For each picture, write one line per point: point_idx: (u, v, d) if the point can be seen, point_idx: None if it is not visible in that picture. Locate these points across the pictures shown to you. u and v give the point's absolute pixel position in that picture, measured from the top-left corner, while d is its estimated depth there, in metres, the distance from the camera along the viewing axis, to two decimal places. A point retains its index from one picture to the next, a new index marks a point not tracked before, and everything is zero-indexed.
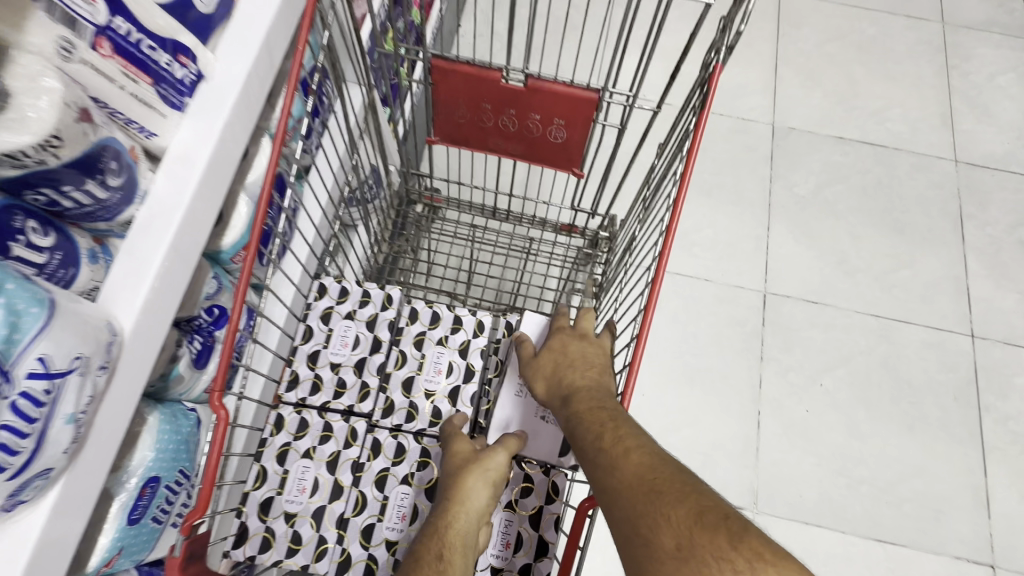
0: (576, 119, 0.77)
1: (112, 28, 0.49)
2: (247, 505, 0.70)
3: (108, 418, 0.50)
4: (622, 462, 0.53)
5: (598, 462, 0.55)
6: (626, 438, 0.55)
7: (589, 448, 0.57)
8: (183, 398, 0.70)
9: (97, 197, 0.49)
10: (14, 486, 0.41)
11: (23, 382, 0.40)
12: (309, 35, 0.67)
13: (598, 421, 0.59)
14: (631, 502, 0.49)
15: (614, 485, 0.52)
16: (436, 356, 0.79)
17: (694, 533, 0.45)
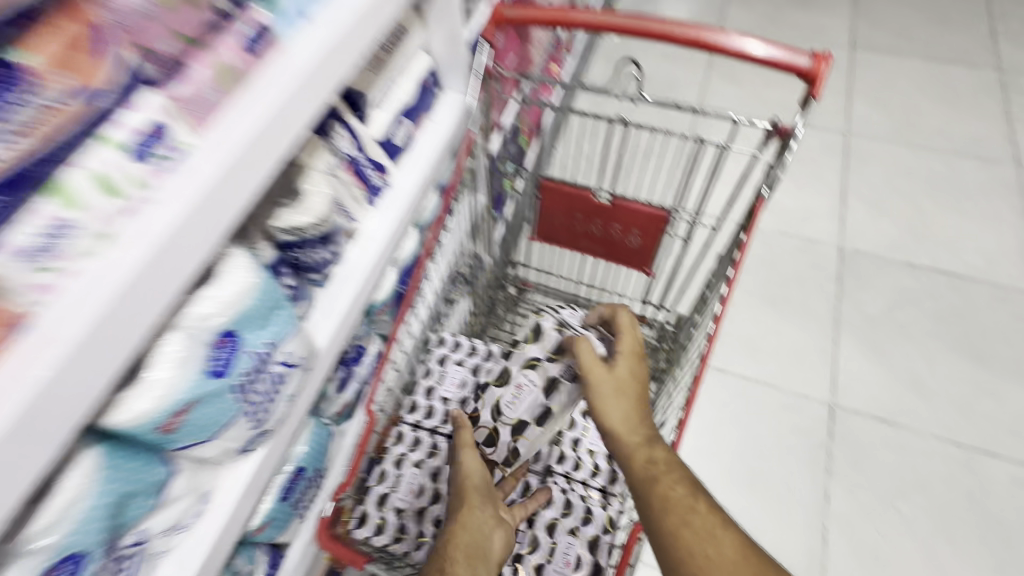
0: (648, 230, 0.98)
1: (354, 157, 0.78)
2: (368, 496, 0.86)
3: (298, 408, 0.71)
4: (719, 535, 0.64)
5: (692, 525, 0.65)
6: (717, 516, 0.66)
7: (682, 508, 0.66)
8: (327, 413, 0.92)
9: (323, 257, 0.75)
10: (250, 437, 0.62)
11: (279, 361, 0.61)
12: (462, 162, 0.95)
13: (682, 485, 0.69)
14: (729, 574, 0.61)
15: (710, 555, 0.62)
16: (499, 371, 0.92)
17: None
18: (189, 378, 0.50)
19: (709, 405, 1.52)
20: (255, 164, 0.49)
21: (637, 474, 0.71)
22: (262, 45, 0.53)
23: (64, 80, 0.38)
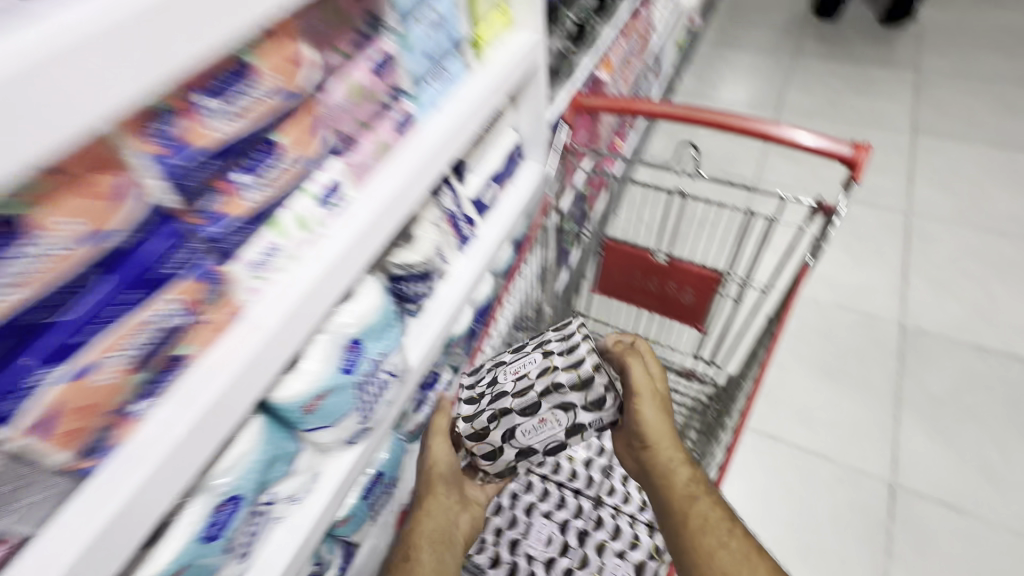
0: (701, 288, 1.08)
1: (453, 211, 0.94)
2: None
3: (390, 415, 0.83)
4: (747, 558, 0.74)
5: (726, 545, 0.75)
6: (750, 543, 0.76)
7: (719, 530, 0.77)
8: (404, 431, 1.03)
9: (421, 292, 0.90)
10: (356, 432, 0.75)
11: (386, 369, 0.74)
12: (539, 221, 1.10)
13: (716, 510, 0.80)
14: None
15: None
16: (511, 368, 0.86)
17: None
18: (329, 372, 0.65)
19: (759, 471, 1.51)
20: (395, 213, 0.65)
21: (675, 493, 0.82)
22: (406, 127, 0.71)
23: (296, 151, 0.56)
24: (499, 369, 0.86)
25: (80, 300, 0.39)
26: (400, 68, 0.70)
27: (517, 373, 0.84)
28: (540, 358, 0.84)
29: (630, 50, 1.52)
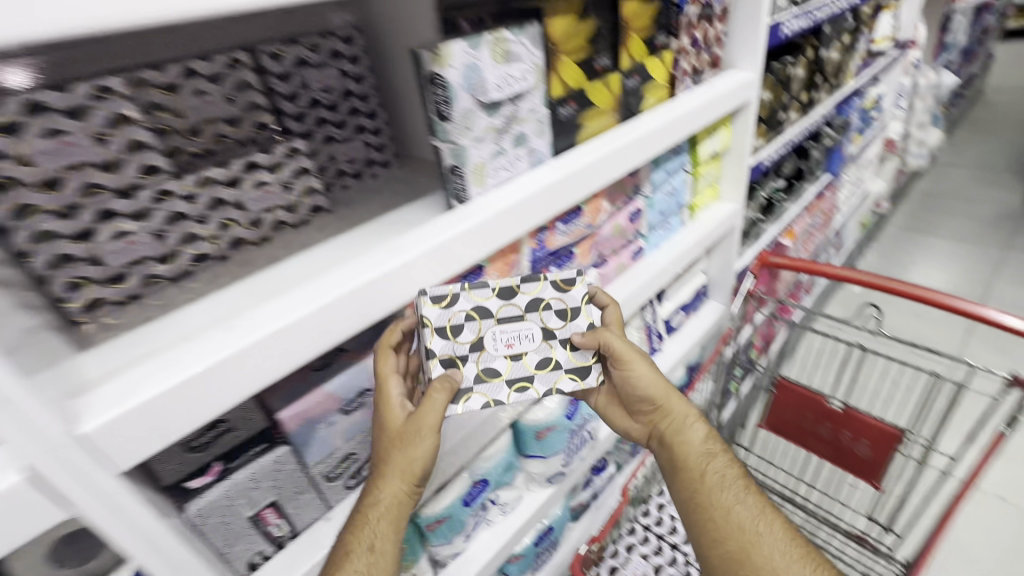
0: (879, 442, 1.10)
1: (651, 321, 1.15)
2: (602, 566, 1.12)
3: (576, 476, 1.01)
4: (764, 518, 0.70)
5: (744, 504, 0.71)
6: (764, 500, 0.72)
7: (734, 486, 0.72)
8: (571, 502, 1.08)
9: None
10: (557, 473, 0.94)
11: (588, 428, 0.97)
12: (722, 347, 1.26)
13: (734, 472, 0.74)
14: (768, 527, 0.69)
15: (758, 534, 0.68)
16: (504, 330, 0.64)
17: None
18: (561, 414, 0.87)
19: None
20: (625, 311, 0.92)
21: (693, 453, 0.75)
22: (636, 255, 1.02)
23: (581, 260, 0.86)
24: (484, 323, 0.63)
25: None
26: (644, 218, 1.00)
27: (511, 345, 0.64)
28: (541, 339, 0.64)
29: (810, 224, 1.69)
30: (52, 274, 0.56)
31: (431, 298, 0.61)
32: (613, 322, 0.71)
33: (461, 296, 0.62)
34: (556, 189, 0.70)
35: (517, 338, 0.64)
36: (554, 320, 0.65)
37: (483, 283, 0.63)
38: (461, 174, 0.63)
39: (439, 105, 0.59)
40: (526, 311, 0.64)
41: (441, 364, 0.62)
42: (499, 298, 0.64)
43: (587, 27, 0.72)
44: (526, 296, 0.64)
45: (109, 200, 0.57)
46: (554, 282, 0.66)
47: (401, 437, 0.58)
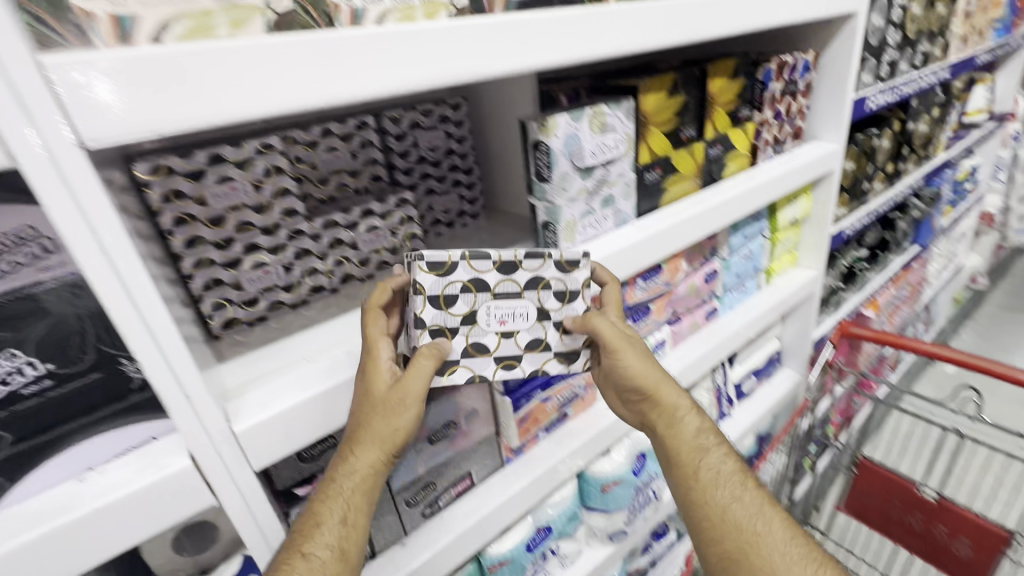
0: (981, 543, 1.00)
1: (720, 384, 1.13)
2: None
3: (637, 538, 0.98)
4: (766, 517, 0.62)
5: (742, 501, 0.63)
6: (764, 496, 0.64)
7: (731, 483, 0.64)
8: (629, 567, 1.05)
9: None
10: (620, 532, 0.92)
11: (653, 487, 0.95)
12: (798, 419, 1.20)
13: (733, 468, 0.66)
14: (771, 528, 0.61)
15: (759, 533, 0.60)
16: (499, 306, 0.56)
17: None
18: (627, 469, 0.87)
19: None
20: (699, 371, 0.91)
21: (687, 449, 0.66)
22: (710, 315, 1.02)
23: (656, 316, 0.88)
24: (480, 297, 0.55)
25: None
26: (720, 279, 1.01)
27: (504, 322, 0.58)
28: (537, 321, 0.58)
29: (895, 296, 1.61)
30: (203, 295, 0.66)
31: (427, 264, 0.53)
32: (612, 307, 0.64)
33: (460, 265, 0.54)
34: (640, 249, 0.74)
35: (511, 315, 0.57)
36: (552, 301, 0.58)
37: (485, 254, 0.53)
38: (554, 229, 0.69)
39: (541, 168, 0.65)
40: (524, 287, 0.57)
41: (432, 335, 0.55)
42: (499, 273, 0.55)
43: (675, 102, 0.77)
44: (527, 271, 0.56)
45: (255, 236, 0.68)
46: (558, 263, 0.57)
47: (380, 405, 0.51)
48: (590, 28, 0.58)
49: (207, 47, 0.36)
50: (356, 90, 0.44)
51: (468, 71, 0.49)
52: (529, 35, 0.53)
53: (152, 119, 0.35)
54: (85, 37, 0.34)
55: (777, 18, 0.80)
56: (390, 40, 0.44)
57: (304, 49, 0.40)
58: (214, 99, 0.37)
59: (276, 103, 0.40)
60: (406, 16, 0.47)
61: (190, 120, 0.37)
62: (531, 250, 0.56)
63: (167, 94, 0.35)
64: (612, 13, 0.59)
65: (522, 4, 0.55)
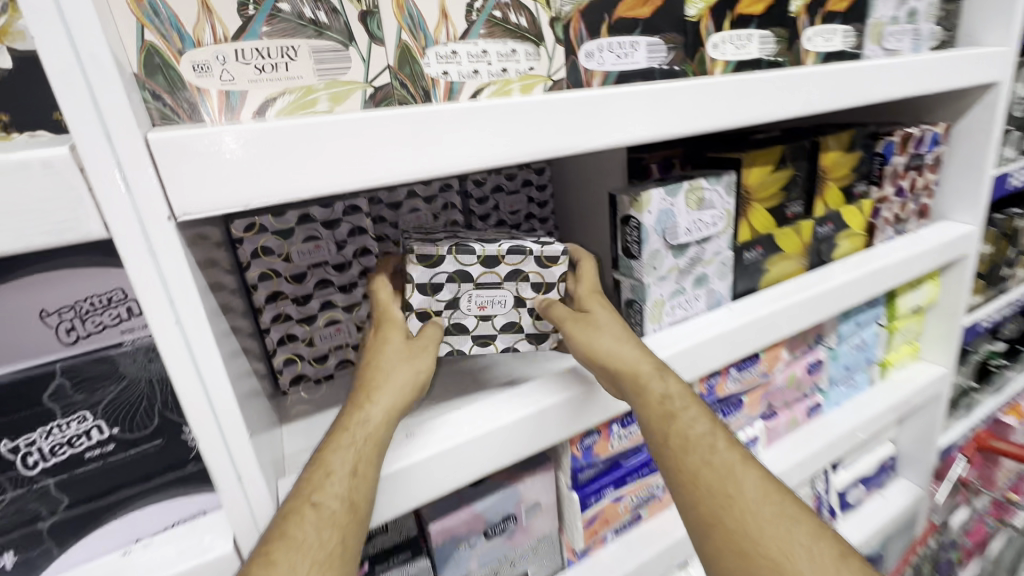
0: None
1: (821, 492, 0.97)
2: None
3: None
4: (741, 481, 0.48)
5: (711, 461, 0.49)
6: (737, 448, 0.50)
7: (705, 446, 0.50)
8: None
9: None
10: None
11: None
12: (921, 547, 0.99)
13: (704, 419, 0.52)
14: (756, 509, 0.47)
15: (734, 498, 0.47)
16: (481, 295, 0.54)
17: (841, 568, 0.43)
18: None
19: None
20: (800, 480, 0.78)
21: (662, 409, 0.51)
22: (813, 411, 0.89)
23: (748, 409, 0.77)
24: (463, 287, 0.53)
25: (634, 461, 0.65)
26: (825, 370, 0.88)
27: (485, 309, 0.55)
28: (515, 309, 0.55)
29: None
30: (276, 348, 0.66)
31: (416, 255, 0.51)
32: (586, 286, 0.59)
33: (447, 258, 0.51)
34: (738, 336, 0.65)
35: (492, 303, 0.55)
36: (531, 292, 0.55)
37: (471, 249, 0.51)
38: (638, 308, 0.63)
39: (630, 243, 0.61)
40: (505, 278, 0.54)
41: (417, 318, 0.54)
42: (483, 265, 0.53)
43: (781, 176, 0.70)
44: (510, 265, 0.53)
45: (332, 293, 0.68)
46: (540, 258, 0.53)
47: (393, 355, 0.49)
48: (693, 100, 0.54)
49: (305, 124, 0.36)
50: (445, 164, 0.42)
51: (561, 145, 0.47)
52: (627, 109, 0.49)
53: (244, 191, 0.34)
54: (196, 113, 0.35)
55: (904, 88, 0.72)
56: (484, 114, 0.42)
57: (399, 125, 0.39)
58: (305, 173, 0.36)
59: (365, 176, 0.39)
60: (502, 90, 0.46)
61: (280, 193, 0.36)
62: (516, 244, 0.53)
63: (261, 167, 0.35)
64: (718, 86, 0.55)
65: (621, 77, 0.53)
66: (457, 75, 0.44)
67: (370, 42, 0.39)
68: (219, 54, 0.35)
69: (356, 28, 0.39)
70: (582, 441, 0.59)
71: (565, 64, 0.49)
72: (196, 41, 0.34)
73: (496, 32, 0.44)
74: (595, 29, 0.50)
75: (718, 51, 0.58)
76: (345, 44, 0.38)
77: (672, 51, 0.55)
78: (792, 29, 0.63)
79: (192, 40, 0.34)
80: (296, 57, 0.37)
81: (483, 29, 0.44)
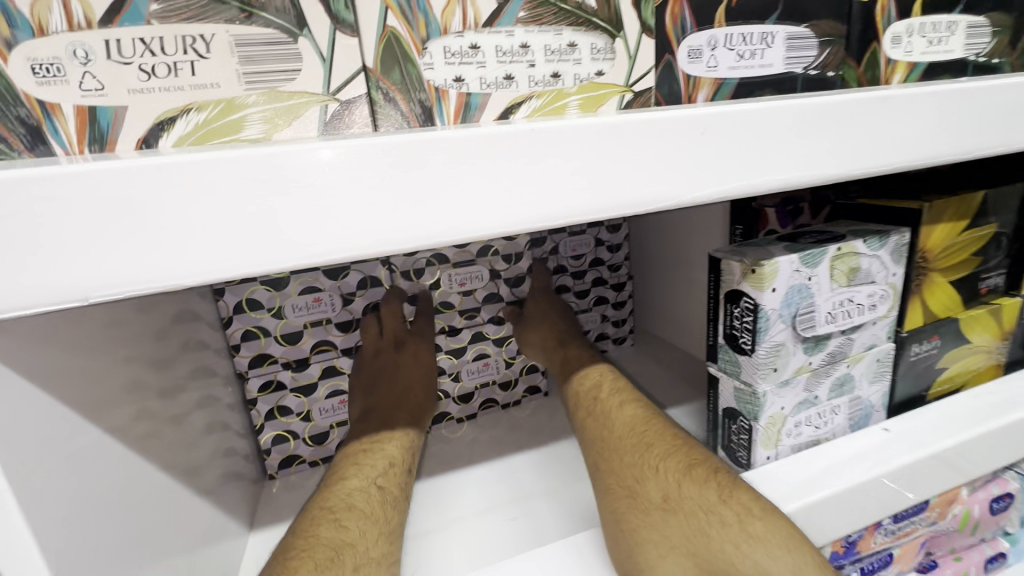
0: None
1: None
2: None
3: None
4: (614, 418, 0.46)
5: (593, 408, 0.48)
6: (622, 393, 0.49)
7: (590, 399, 0.50)
8: None
9: None
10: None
11: None
12: None
13: (600, 371, 0.54)
14: (619, 446, 0.43)
15: (607, 437, 0.44)
16: (460, 272, 0.59)
17: (684, 486, 0.37)
18: None
19: None
20: None
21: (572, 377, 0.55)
22: (993, 565, 0.61)
23: (899, 567, 0.53)
24: (442, 268, 0.58)
25: None
26: (1015, 509, 0.61)
27: (467, 287, 0.59)
28: (493, 280, 0.60)
29: None
30: (264, 424, 0.54)
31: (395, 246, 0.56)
32: (538, 284, 0.66)
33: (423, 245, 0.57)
34: (904, 484, 0.42)
35: (472, 279, 0.59)
36: (502, 263, 0.61)
37: None
38: (747, 426, 0.43)
39: (739, 331, 0.41)
40: (478, 255, 0.59)
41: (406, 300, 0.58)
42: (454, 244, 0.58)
43: (978, 235, 0.47)
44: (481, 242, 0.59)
45: (335, 357, 0.55)
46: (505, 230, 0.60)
47: (424, 383, 0.56)
48: (860, 125, 0.34)
49: (199, 162, 0.21)
50: (445, 227, 0.25)
51: (642, 195, 0.29)
52: (754, 139, 0.31)
53: (76, 275, 0.21)
54: (37, 142, 0.22)
55: None
56: (517, 145, 0.26)
57: (367, 164, 0.23)
58: (194, 247, 0.22)
59: (303, 247, 0.23)
60: (551, 107, 0.29)
61: (146, 281, 0.22)
62: None
63: (110, 239, 0.21)
64: (903, 102, 0.34)
65: (742, 87, 0.34)
66: (479, 83, 0.28)
67: (333, 30, 0.25)
68: (76, 47, 0.21)
69: (310, 7, 0.24)
70: None
71: (657, 66, 0.31)
72: (35, 27, 0.21)
73: (544, 15, 0.28)
74: (706, 13, 0.32)
75: (899, 47, 0.37)
76: (292, 34, 0.24)
77: (826, 48, 0.36)
78: (1018, 13, 0.41)
79: (29, 24, 0.21)
80: (209, 53, 0.23)
81: (524, 10, 0.28)
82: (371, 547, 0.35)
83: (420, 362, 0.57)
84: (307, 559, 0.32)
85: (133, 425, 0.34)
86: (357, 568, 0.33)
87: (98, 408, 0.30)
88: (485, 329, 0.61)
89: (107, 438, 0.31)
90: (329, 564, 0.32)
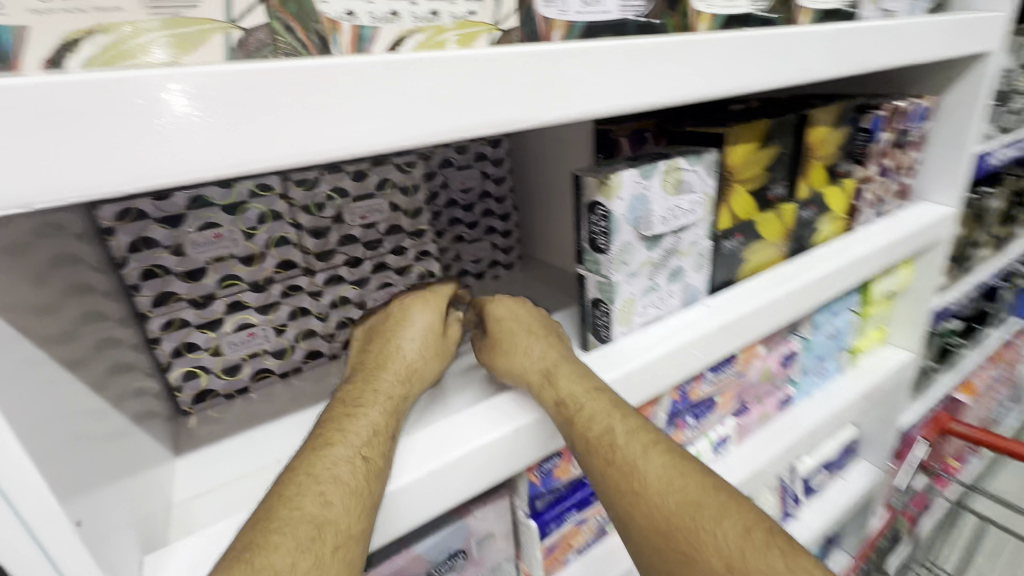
0: None
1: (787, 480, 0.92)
2: None
3: None
4: (644, 470, 0.44)
5: (612, 457, 0.45)
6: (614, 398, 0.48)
7: (603, 444, 0.45)
8: None
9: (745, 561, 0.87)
10: None
11: None
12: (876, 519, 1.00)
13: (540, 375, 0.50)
14: (662, 507, 0.42)
15: (641, 492, 0.43)
16: (360, 206, 0.62)
17: (748, 552, 0.39)
18: None
19: None
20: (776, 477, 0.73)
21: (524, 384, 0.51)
22: (784, 404, 0.85)
23: (720, 409, 0.71)
24: (342, 203, 0.61)
25: None
26: (799, 362, 0.83)
27: (368, 220, 0.63)
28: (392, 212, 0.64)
29: (993, 378, 1.33)
30: (172, 362, 0.55)
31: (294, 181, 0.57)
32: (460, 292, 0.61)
33: (323, 180, 0.58)
34: (715, 340, 0.57)
35: (373, 213, 0.63)
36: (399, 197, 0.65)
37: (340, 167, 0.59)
38: (606, 309, 0.54)
39: (597, 235, 0.51)
40: (376, 189, 0.63)
41: (313, 236, 0.60)
42: (353, 180, 0.60)
43: (766, 154, 0.62)
44: (378, 176, 0.62)
45: (241, 292, 0.56)
46: (400, 164, 0.63)
47: (429, 335, 0.53)
48: (675, 62, 0.44)
49: (129, 78, 0.24)
50: (351, 140, 0.31)
51: (511, 116, 0.36)
52: (595, 71, 0.39)
53: (19, 183, 0.23)
54: None
55: (900, 56, 0.64)
56: (406, 72, 0.31)
57: (279, 85, 0.28)
58: (129, 156, 0.25)
59: (228, 156, 0.27)
60: (432, 41, 0.34)
61: (87, 185, 0.25)
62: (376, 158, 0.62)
63: (46, 147, 0.23)
64: (704, 45, 0.45)
65: (587, 29, 0.42)
66: (369, 17, 0.32)
67: None
68: None
69: None
70: (541, 466, 0.53)
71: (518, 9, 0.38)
72: None
73: None
74: None
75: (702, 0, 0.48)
76: None
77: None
78: None
79: None
80: None
81: None
82: (353, 524, 0.38)
83: (425, 316, 0.54)
84: (288, 535, 0.36)
85: (46, 356, 0.35)
86: (334, 548, 0.37)
87: (12, 333, 0.31)
88: (387, 258, 0.66)
89: (28, 361, 0.32)
90: (310, 545, 0.36)
